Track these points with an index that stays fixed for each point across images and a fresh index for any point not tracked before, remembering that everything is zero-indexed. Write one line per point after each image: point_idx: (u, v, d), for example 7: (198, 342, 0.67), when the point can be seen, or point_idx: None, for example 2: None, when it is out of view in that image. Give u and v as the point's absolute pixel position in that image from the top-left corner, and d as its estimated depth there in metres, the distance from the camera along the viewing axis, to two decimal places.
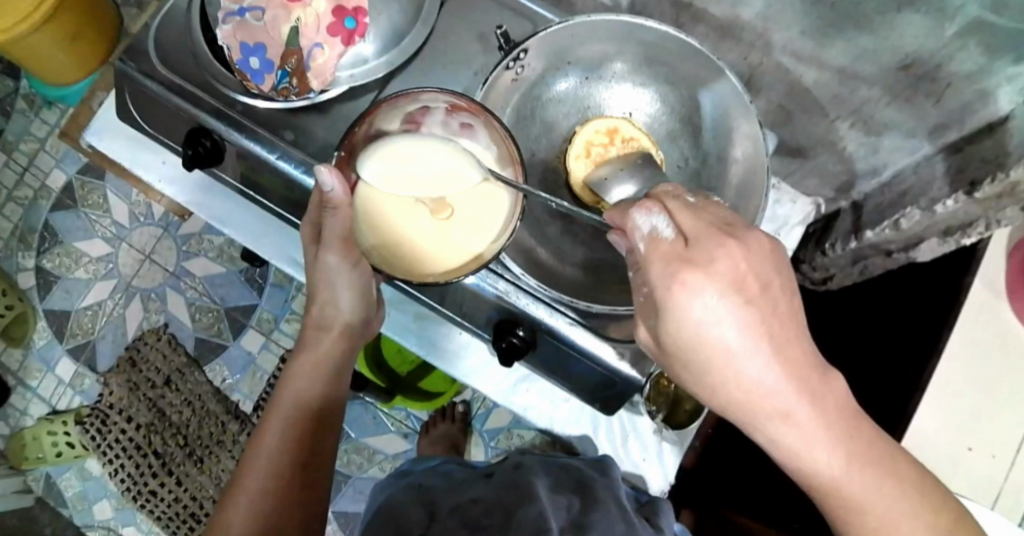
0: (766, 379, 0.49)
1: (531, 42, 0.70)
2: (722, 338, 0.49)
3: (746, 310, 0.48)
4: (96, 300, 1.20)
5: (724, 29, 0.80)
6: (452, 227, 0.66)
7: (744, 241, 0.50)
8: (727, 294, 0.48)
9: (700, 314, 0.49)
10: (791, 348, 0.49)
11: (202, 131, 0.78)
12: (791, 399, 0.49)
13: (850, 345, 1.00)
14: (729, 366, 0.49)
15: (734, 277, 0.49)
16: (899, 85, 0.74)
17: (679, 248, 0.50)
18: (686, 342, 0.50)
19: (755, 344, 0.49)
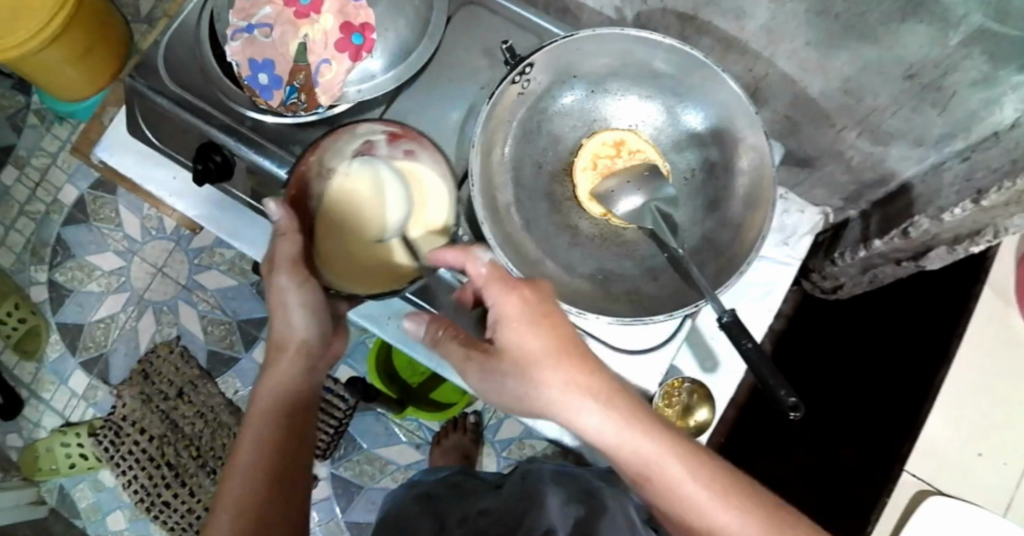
0: (567, 389, 0.57)
1: (536, 57, 0.71)
2: (524, 354, 0.58)
3: (539, 333, 0.58)
4: (109, 313, 1.21)
5: (729, 41, 0.81)
6: (397, 243, 0.70)
7: (535, 286, 0.60)
8: (527, 317, 0.58)
9: (510, 339, 0.58)
10: (583, 360, 0.58)
11: (212, 146, 0.77)
12: (589, 405, 0.58)
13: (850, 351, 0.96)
14: (536, 380, 0.57)
15: (530, 307, 0.59)
16: (905, 95, 0.74)
17: (496, 274, 0.60)
18: (502, 367, 0.58)
19: (552, 359, 0.57)
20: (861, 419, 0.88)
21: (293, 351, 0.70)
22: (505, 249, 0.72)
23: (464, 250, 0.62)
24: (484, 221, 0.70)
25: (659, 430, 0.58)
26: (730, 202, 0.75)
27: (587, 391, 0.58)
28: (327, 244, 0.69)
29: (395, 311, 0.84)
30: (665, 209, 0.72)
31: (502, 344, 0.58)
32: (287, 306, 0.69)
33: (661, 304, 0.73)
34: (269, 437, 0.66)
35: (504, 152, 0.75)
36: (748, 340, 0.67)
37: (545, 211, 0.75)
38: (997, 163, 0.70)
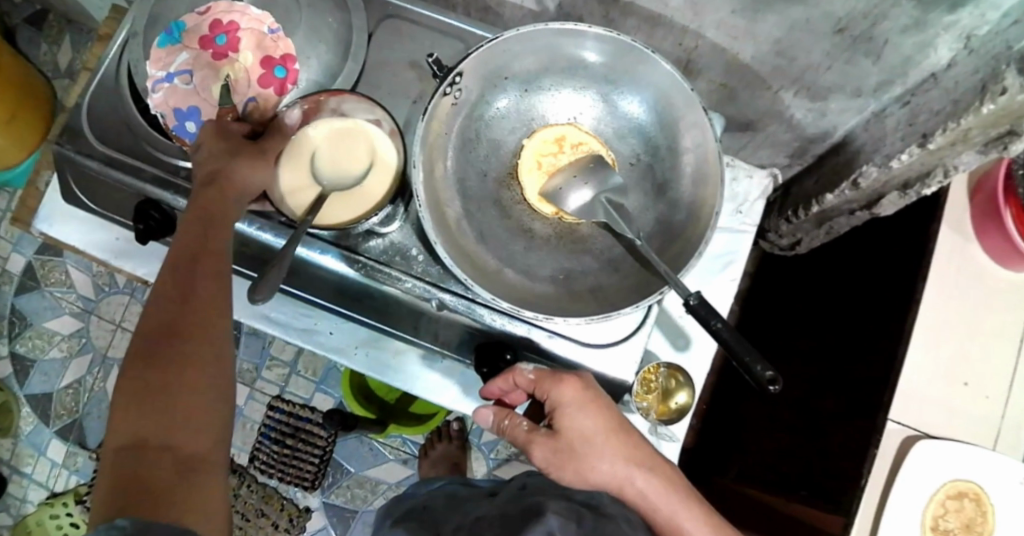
0: (617, 465, 0.68)
1: (464, 65, 0.70)
2: (581, 435, 0.68)
3: (592, 420, 0.68)
4: (76, 378, 1.15)
5: (653, 19, 0.80)
6: (339, 196, 0.72)
7: (581, 375, 0.69)
8: (585, 408, 0.68)
9: (569, 423, 0.68)
10: (621, 439, 0.69)
11: (149, 204, 0.76)
12: (633, 473, 0.69)
13: (825, 300, 0.96)
14: (590, 456, 0.68)
15: (582, 395, 0.68)
16: (839, 49, 0.74)
17: (545, 373, 0.69)
18: (564, 448, 0.68)
19: (602, 436, 0.68)
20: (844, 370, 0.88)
21: (216, 187, 0.67)
22: (461, 264, 0.71)
23: (510, 367, 0.70)
24: (436, 240, 0.69)
25: (686, 495, 0.69)
26: (679, 182, 0.74)
27: (629, 465, 0.69)
28: (293, 169, 0.72)
29: (363, 340, 0.84)
30: (614, 199, 0.72)
31: (561, 427, 0.68)
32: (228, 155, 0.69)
33: (623, 296, 0.72)
34: (182, 264, 0.64)
35: (446, 166, 0.74)
36: (716, 320, 0.68)
37: (496, 218, 0.75)
38: (939, 105, 0.71)
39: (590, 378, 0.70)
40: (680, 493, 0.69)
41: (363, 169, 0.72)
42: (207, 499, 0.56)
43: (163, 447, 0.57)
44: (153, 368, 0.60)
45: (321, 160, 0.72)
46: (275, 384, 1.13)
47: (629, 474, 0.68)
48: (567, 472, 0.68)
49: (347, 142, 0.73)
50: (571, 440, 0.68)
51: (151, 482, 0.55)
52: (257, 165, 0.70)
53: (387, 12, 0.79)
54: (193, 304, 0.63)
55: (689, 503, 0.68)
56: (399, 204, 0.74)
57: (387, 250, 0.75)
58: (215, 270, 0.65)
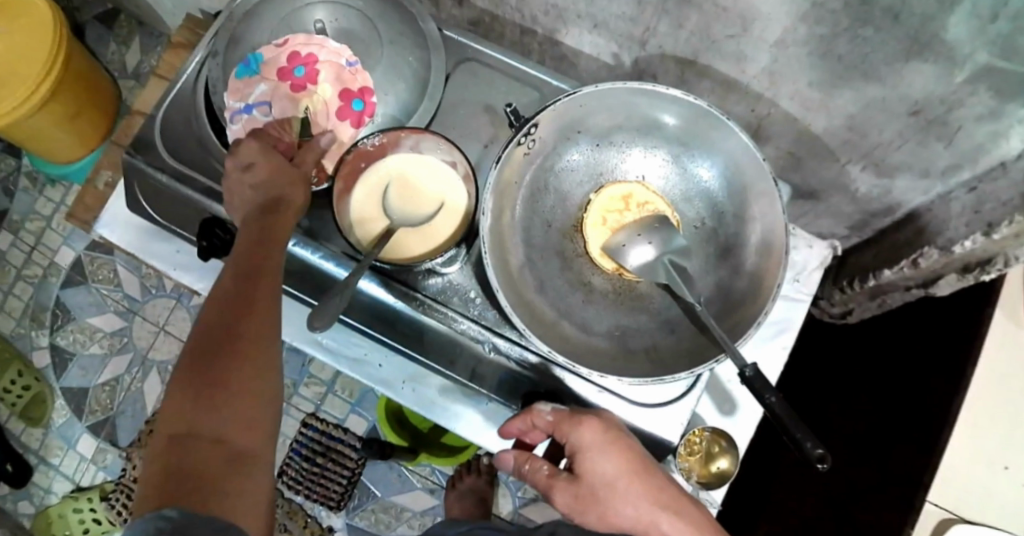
0: (642, 508, 0.66)
1: (541, 116, 0.71)
2: (603, 479, 0.66)
3: (616, 464, 0.66)
4: (113, 375, 1.16)
5: (728, 83, 0.81)
6: (406, 233, 0.74)
7: (602, 417, 0.68)
8: (605, 450, 0.66)
9: (590, 467, 0.66)
10: (649, 483, 0.66)
11: (215, 222, 0.77)
12: (659, 517, 0.65)
13: (867, 368, 0.95)
14: (615, 501, 0.65)
15: (604, 437, 0.66)
16: (911, 131, 0.75)
17: (564, 413, 0.68)
18: (585, 491, 0.66)
19: (625, 479, 0.66)
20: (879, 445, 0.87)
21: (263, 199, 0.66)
22: (519, 313, 0.71)
23: (528, 408, 0.69)
24: (498, 287, 0.70)
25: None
26: (743, 249, 0.74)
27: (655, 509, 0.66)
28: (365, 198, 0.74)
29: (410, 375, 0.84)
30: (677, 261, 0.72)
31: (581, 472, 0.66)
32: (261, 167, 0.67)
33: (678, 360, 0.72)
34: (241, 260, 0.61)
35: (515, 214, 0.74)
36: (771, 394, 0.68)
37: (557, 269, 0.75)
38: (1006, 195, 0.70)
39: (612, 418, 0.69)
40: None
41: (433, 210, 0.74)
42: (253, 503, 0.52)
43: (214, 438, 0.53)
44: (210, 356, 0.56)
45: (394, 194, 0.74)
46: (310, 402, 1.15)
47: (655, 518, 0.65)
48: (589, 517, 0.66)
49: (421, 180, 0.75)
50: (594, 484, 0.66)
51: (198, 476, 0.51)
52: (291, 177, 0.67)
53: (465, 54, 0.80)
54: (249, 295, 0.59)
55: None
56: (462, 246, 0.75)
57: (445, 288, 0.76)
58: (271, 261, 0.61)
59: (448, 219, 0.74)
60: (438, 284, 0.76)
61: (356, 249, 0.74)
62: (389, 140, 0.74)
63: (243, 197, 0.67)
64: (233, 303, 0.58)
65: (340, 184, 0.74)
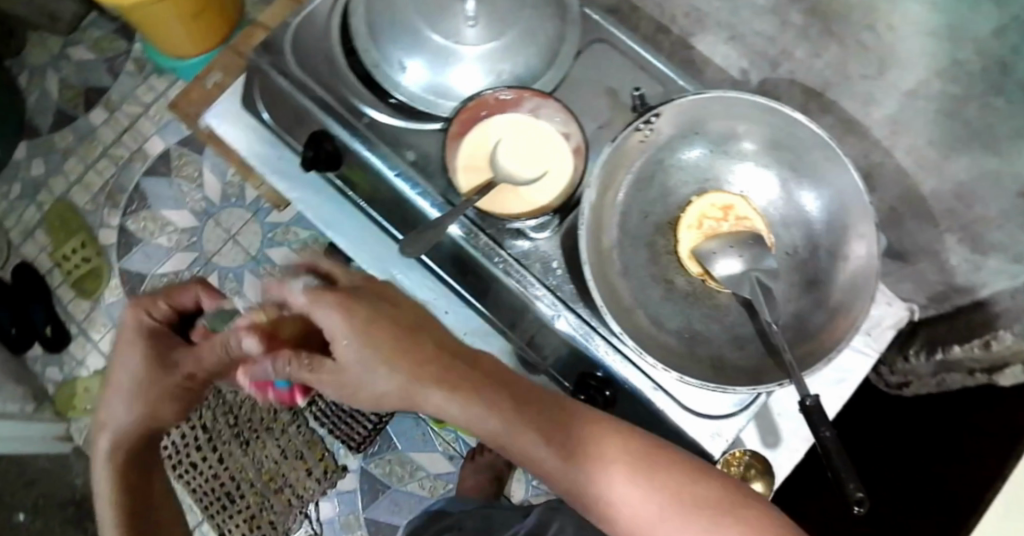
0: (402, 389, 0.58)
1: (665, 107, 0.72)
2: (344, 361, 0.57)
3: (364, 345, 0.57)
4: (174, 269, 1.17)
5: (848, 123, 0.82)
6: (507, 190, 0.75)
7: (343, 296, 0.58)
8: (351, 336, 0.57)
9: (337, 348, 0.57)
10: (426, 359, 0.58)
11: (325, 135, 0.79)
12: (445, 408, 0.57)
13: (940, 432, 0.95)
14: (364, 381, 0.58)
15: (348, 317, 0.57)
16: (1015, 213, 0.73)
17: (330, 288, 0.59)
18: (350, 382, 0.58)
19: (390, 365, 0.57)
20: (948, 526, 0.85)
21: (156, 344, 0.68)
22: (600, 289, 0.71)
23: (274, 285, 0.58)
24: (586, 259, 0.71)
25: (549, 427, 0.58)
26: (830, 286, 0.74)
27: (434, 392, 0.57)
28: (477, 149, 0.76)
29: (473, 328, 0.85)
30: (763, 279, 0.72)
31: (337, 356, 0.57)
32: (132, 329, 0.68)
33: (743, 376, 0.72)
34: (136, 371, 0.68)
35: (617, 196, 0.75)
36: (827, 429, 0.67)
37: (643, 260, 0.76)
38: None
39: (357, 287, 0.60)
40: (497, 406, 0.58)
41: (536, 175, 0.75)
42: None
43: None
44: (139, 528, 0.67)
45: (505, 151, 0.75)
46: None
47: (428, 400, 0.58)
48: (344, 393, 0.60)
49: (532, 143, 0.76)
50: (354, 373, 0.58)
51: None
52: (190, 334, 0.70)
53: (598, 35, 0.81)
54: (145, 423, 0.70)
55: (526, 423, 0.58)
56: (556, 217, 0.76)
57: (531, 254, 0.77)
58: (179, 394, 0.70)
59: (551, 186, 0.75)
60: (524, 245, 0.77)
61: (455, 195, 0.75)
62: (514, 98, 0.76)
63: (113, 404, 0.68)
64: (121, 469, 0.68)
65: (455, 127, 0.75)
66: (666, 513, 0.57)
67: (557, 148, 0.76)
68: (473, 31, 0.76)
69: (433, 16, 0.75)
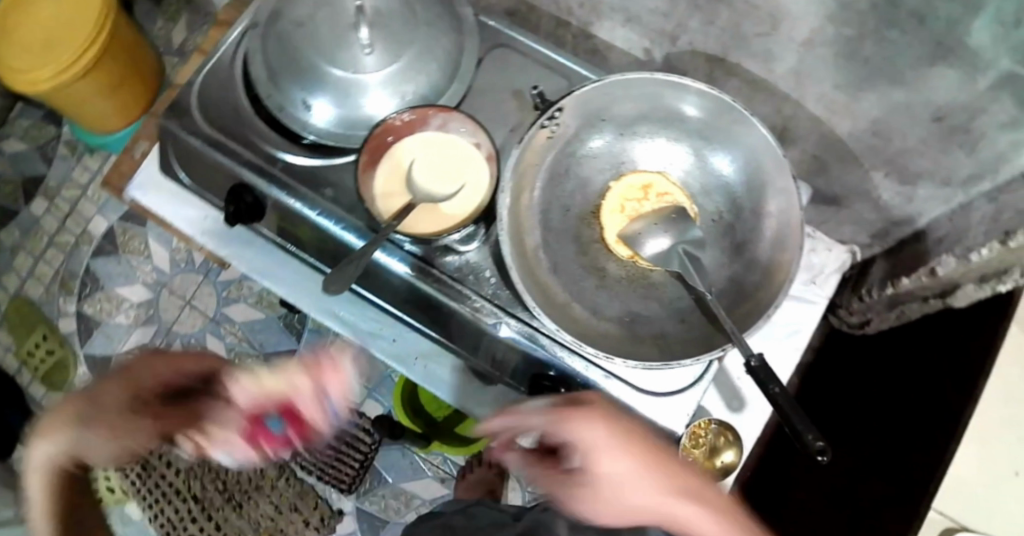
0: (648, 501, 0.58)
1: (566, 101, 0.72)
2: (612, 478, 0.58)
3: (625, 456, 0.58)
4: (138, 343, 1.18)
5: (755, 83, 0.81)
6: (427, 209, 0.75)
7: (593, 405, 0.60)
8: (615, 447, 0.58)
9: (596, 462, 0.58)
10: (730, 508, 0.58)
11: (244, 187, 0.80)
12: (659, 507, 0.57)
13: (884, 377, 0.95)
14: (614, 500, 0.58)
15: (605, 427, 0.59)
16: (934, 138, 0.75)
17: (563, 401, 0.61)
18: (577, 485, 0.59)
19: (637, 475, 0.58)
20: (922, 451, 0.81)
21: (135, 398, 0.61)
22: (532, 292, 0.72)
23: (512, 411, 0.61)
24: (512, 265, 0.71)
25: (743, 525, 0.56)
26: (757, 244, 0.75)
27: (679, 497, 0.57)
28: (390, 174, 0.76)
29: (423, 352, 0.87)
30: (690, 250, 0.73)
31: (589, 469, 0.59)
32: (147, 371, 0.63)
33: (687, 347, 0.73)
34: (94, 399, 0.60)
35: (531, 198, 0.76)
36: (774, 384, 0.68)
37: (573, 256, 0.76)
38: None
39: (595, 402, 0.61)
40: (701, 498, 0.58)
41: (453, 189, 0.76)
42: None
43: None
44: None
45: (418, 171, 0.76)
46: None
47: (669, 511, 0.57)
48: (596, 510, 0.58)
49: (444, 159, 0.76)
50: (601, 487, 0.58)
51: None
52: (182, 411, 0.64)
53: (498, 40, 0.82)
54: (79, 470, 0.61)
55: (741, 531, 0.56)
56: (480, 226, 0.76)
57: (462, 268, 0.77)
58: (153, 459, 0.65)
59: (471, 197, 0.76)
60: (453, 260, 0.77)
61: (377, 222, 0.75)
62: (413, 118, 0.76)
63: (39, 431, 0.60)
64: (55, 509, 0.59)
65: (365, 157, 0.75)
66: None
67: (468, 158, 0.76)
68: (371, 58, 0.76)
69: (332, 53, 0.76)
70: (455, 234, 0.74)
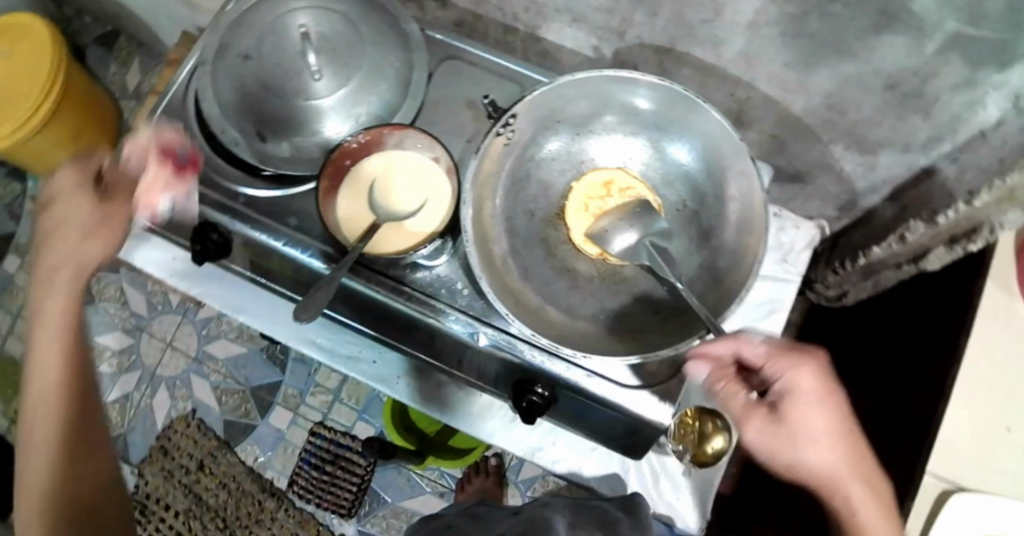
0: (824, 448, 0.70)
1: (519, 107, 0.73)
2: (801, 413, 0.69)
3: (824, 399, 0.70)
4: (122, 393, 1.22)
5: (707, 69, 0.81)
6: (392, 228, 0.75)
7: (812, 353, 0.71)
8: (815, 390, 0.69)
9: (796, 398, 0.69)
10: (852, 437, 0.72)
11: (208, 226, 0.79)
12: (819, 444, 0.70)
13: (874, 355, 1.05)
14: (804, 437, 0.70)
15: (816, 370, 0.70)
16: (890, 105, 0.74)
17: (787, 344, 0.71)
18: (786, 423, 0.69)
19: (824, 420, 0.70)
20: (925, 404, 0.91)
21: (78, 182, 0.77)
22: (503, 298, 0.72)
23: (739, 338, 0.69)
24: (480, 273, 0.70)
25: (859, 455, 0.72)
26: (723, 229, 0.75)
27: (827, 438, 0.70)
28: (351, 198, 0.76)
29: (405, 371, 0.88)
30: (658, 242, 0.73)
31: (784, 404, 0.69)
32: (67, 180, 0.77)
33: (665, 337, 0.73)
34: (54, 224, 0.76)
35: (495, 206, 0.76)
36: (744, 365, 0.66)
37: (542, 259, 0.76)
38: (985, 163, 0.72)
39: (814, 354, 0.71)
40: (840, 443, 0.71)
41: (416, 205, 0.76)
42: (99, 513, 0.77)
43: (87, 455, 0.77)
44: (75, 401, 0.76)
45: (378, 192, 0.76)
46: (316, 409, 1.20)
47: (820, 453, 0.70)
48: (778, 444, 0.70)
49: (403, 176, 0.76)
50: (796, 422, 0.69)
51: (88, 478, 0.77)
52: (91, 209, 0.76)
53: (447, 53, 0.82)
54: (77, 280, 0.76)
55: (850, 467, 0.71)
56: (447, 239, 0.76)
57: (433, 282, 0.77)
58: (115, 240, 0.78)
59: (434, 210, 0.76)
60: (422, 276, 0.77)
61: (345, 246, 0.75)
62: (367, 139, 0.76)
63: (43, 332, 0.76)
64: (68, 361, 0.76)
65: (325, 184, 0.75)
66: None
67: (427, 171, 0.76)
68: (321, 83, 0.77)
69: (281, 83, 0.77)
70: (422, 249, 0.74)
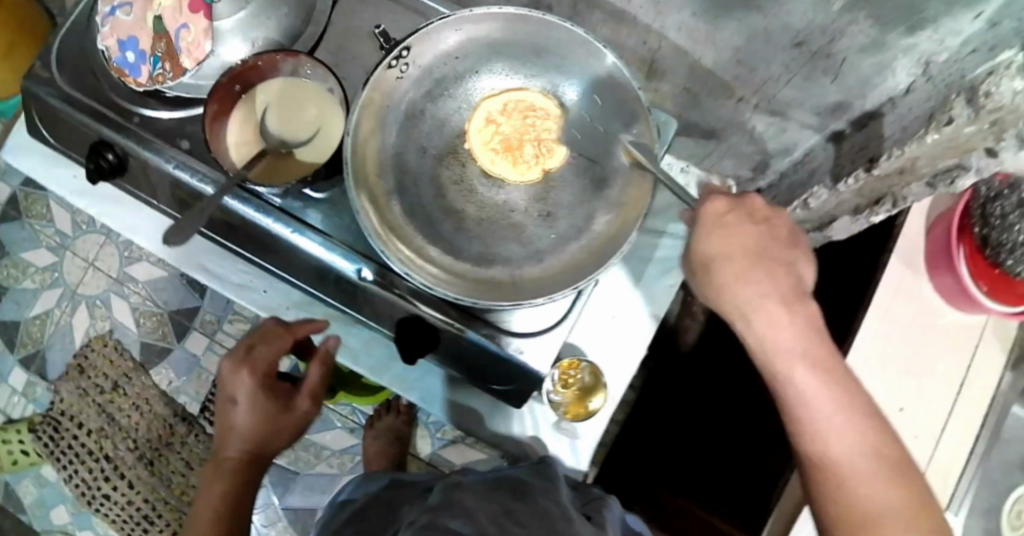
0: (740, 298, 0.61)
1: (412, 40, 0.71)
2: (702, 255, 0.63)
3: (727, 239, 0.62)
4: (44, 309, 1.26)
5: (618, 14, 0.78)
6: (280, 158, 0.74)
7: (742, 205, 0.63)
8: (715, 230, 0.62)
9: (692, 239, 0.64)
10: (773, 291, 0.59)
11: (104, 144, 0.78)
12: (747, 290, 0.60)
13: None
14: (708, 280, 0.62)
15: (724, 216, 0.63)
16: (796, 63, 0.71)
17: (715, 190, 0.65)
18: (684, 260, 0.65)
19: (732, 266, 0.61)
20: None
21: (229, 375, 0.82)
22: (380, 236, 0.71)
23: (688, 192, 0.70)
24: (358, 208, 0.69)
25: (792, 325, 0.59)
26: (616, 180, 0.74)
27: (757, 286, 0.60)
28: (242, 125, 0.75)
29: (294, 301, 0.89)
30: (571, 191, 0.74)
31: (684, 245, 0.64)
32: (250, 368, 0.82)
33: (542, 285, 0.72)
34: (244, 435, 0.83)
35: (384, 140, 0.74)
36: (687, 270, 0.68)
37: (431, 195, 0.75)
38: (891, 131, 0.69)
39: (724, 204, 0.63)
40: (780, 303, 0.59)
41: (309, 134, 0.74)
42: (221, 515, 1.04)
43: None
44: None
45: (270, 118, 0.74)
46: (232, 337, 1.23)
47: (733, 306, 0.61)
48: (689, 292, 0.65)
49: (296, 104, 0.75)
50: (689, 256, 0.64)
51: None
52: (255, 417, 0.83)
53: None
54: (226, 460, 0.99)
55: (806, 332, 0.58)
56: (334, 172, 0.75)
57: (319, 216, 0.76)
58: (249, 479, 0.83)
59: (326, 142, 0.74)
60: (304, 207, 0.76)
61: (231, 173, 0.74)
62: (260, 65, 0.74)
63: (225, 381, 0.83)
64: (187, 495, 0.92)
65: (214, 108, 0.73)
66: (847, 429, 0.56)
67: (322, 100, 0.75)
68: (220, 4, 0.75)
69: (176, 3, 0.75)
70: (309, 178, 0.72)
